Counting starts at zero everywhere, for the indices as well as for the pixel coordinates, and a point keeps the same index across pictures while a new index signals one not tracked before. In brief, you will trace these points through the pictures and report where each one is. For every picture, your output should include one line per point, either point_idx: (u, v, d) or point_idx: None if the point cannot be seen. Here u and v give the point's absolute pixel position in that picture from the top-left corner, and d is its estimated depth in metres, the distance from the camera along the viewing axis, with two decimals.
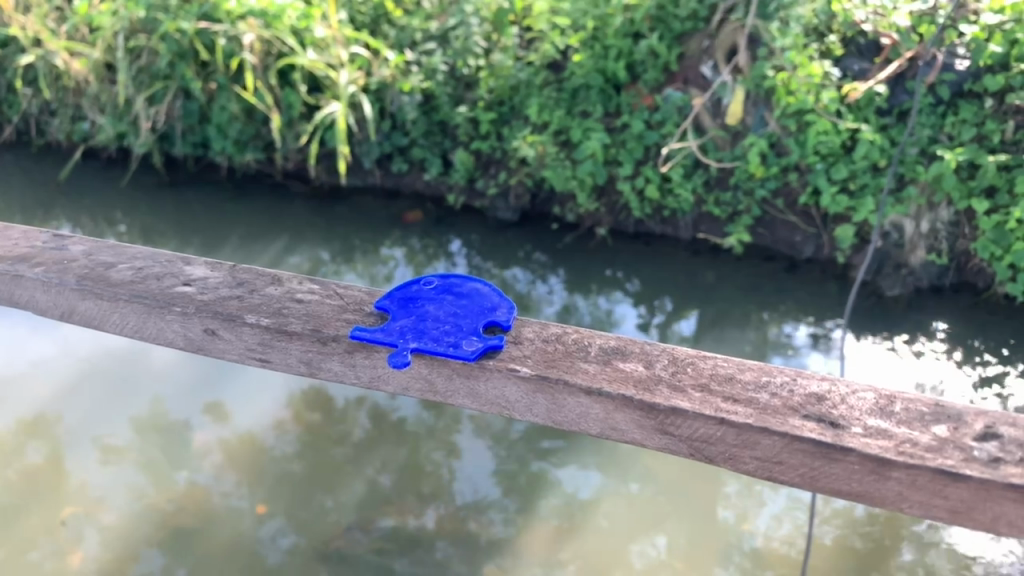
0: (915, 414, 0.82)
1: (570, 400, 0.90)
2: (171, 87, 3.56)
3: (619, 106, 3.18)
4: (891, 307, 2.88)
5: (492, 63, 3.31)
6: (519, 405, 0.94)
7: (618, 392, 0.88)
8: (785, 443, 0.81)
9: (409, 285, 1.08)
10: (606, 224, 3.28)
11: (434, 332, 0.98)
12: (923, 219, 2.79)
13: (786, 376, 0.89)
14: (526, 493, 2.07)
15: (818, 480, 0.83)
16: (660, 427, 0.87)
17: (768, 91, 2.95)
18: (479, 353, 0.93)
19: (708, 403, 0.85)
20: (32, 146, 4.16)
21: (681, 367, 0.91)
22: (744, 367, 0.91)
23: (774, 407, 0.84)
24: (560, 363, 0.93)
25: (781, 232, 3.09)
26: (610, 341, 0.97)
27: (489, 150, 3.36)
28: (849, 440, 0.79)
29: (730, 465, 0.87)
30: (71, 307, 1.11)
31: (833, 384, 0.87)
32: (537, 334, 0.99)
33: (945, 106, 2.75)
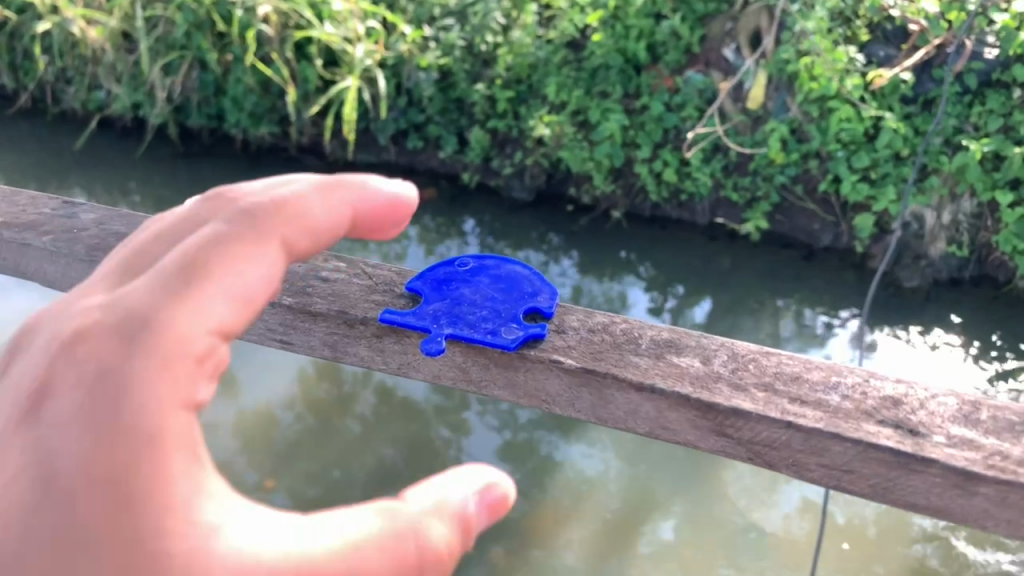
0: (1005, 423, 0.73)
1: (618, 395, 0.83)
2: (187, 57, 3.55)
3: (638, 87, 3.13)
4: (909, 298, 2.83)
5: (510, 40, 3.25)
6: (561, 399, 0.86)
7: (672, 389, 0.80)
8: (858, 451, 0.73)
9: (442, 267, 1.01)
10: (621, 207, 3.23)
11: (470, 319, 0.92)
12: (944, 211, 2.73)
13: (857, 375, 0.79)
14: (535, 471, 2.06)
15: (890, 492, 0.74)
16: (717, 429, 0.79)
17: (790, 76, 2.91)
18: (522, 340, 0.86)
19: (772, 404, 0.77)
20: (48, 114, 4.14)
21: (741, 364, 0.82)
22: (810, 365, 0.81)
23: (845, 410, 0.76)
24: (608, 355, 0.85)
25: (800, 220, 3.04)
26: (662, 332, 0.88)
27: (506, 129, 3.30)
28: (930, 451, 0.71)
29: (792, 472, 0.78)
30: (79, 279, 1.08)
31: (909, 386, 0.78)
32: (582, 323, 0.90)
33: (971, 96, 2.71)
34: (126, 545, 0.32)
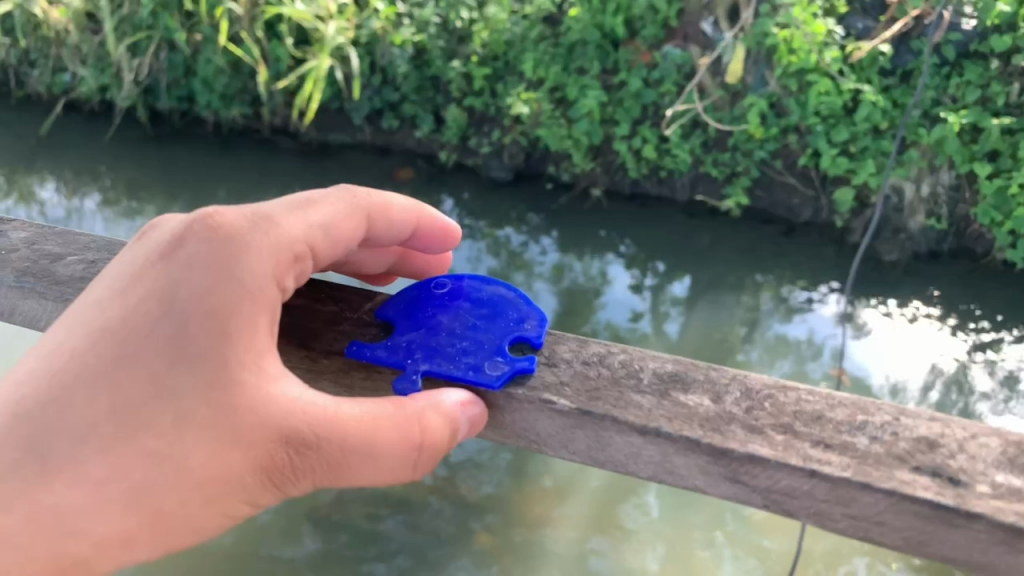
0: None
1: (618, 438, 0.77)
2: (155, 38, 3.46)
3: (616, 63, 3.08)
4: (889, 272, 2.81)
5: (485, 16, 3.17)
6: (554, 440, 0.81)
7: (682, 433, 0.74)
8: (891, 502, 0.68)
9: (416, 291, 0.92)
10: (602, 184, 3.21)
11: (447, 351, 0.84)
12: (924, 183, 2.71)
13: (886, 415, 0.74)
14: (518, 450, 2.02)
15: (926, 546, 0.69)
16: (731, 475, 0.74)
17: (769, 49, 2.85)
18: (514, 381, 0.81)
19: (793, 450, 0.71)
20: (12, 98, 4.02)
21: (756, 403, 0.76)
22: (834, 403, 0.75)
23: (875, 455, 0.70)
24: (607, 394, 0.79)
25: (779, 194, 3.02)
26: (667, 365, 0.82)
27: (482, 107, 3.25)
28: (976, 504, 0.65)
29: (814, 520, 0.73)
30: (10, 306, 1.00)
31: (945, 425, 0.72)
32: (575, 354, 0.84)
33: (949, 68, 2.69)
34: (232, 368, 0.69)
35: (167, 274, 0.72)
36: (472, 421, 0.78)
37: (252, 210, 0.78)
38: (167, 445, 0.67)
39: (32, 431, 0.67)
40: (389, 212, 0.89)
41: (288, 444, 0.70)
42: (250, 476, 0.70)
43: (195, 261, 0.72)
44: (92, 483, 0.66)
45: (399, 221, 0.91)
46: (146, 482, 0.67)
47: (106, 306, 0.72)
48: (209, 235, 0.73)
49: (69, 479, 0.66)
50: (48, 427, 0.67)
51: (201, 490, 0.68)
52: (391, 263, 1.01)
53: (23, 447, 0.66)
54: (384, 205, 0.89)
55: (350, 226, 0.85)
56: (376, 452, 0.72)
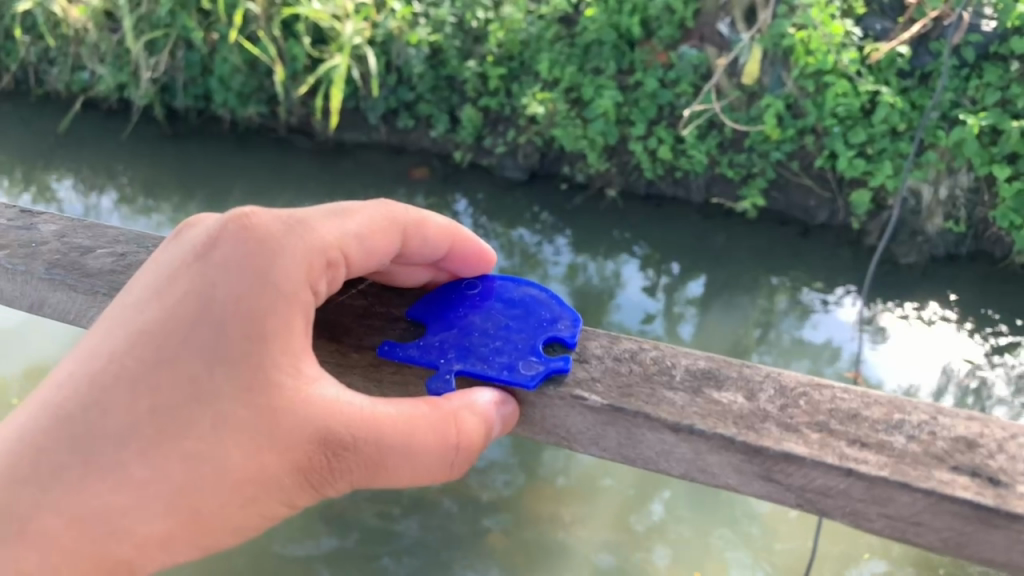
0: None
1: (650, 435, 0.77)
2: (172, 36, 3.48)
3: (632, 63, 3.07)
4: (905, 275, 2.79)
5: (501, 16, 3.17)
6: (585, 437, 0.81)
7: (716, 431, 0.74)
8: (930, 502, 0.67)
9: (447, 294, 0.91)
10: (617, 185, 3.19)
11: (480, 351, 0.83)
12: (942, 186, 2.68)
13: (924, 413, 0.73)
14: (531, 450, 2.01)
15: (964, 546, 0.69)
16: (765, 473, 0.73)
17: (786, 51, 2.84)
18: (546, 379, 0.81)
19: (829, 449, 0.71)
20: (31, 95, 4.05)
21: (791, 401, 0.75)
22: (870, 401, 0.74)
23: (913, 454, 0.70)
24: (640, 391, 0.79)
25: (795, 196, 2.99)
26: (700, 362, 0.81)
27: (498, 107, 3.25)
28: (1016, 504, 0.65)
29: (849, 520, 0.73)
30: (40, 299, 1.02)
31: (983, 424, 0.72)
32: (606, 350, 0.84)
33: (969, 70, 2.66)
34: (270, 368, 0.70)
35: (204, 275, 0.72)
36: (505, 421, 0.79)
37: (286, 213, 0.78)
38: (208, 445, 0.67)
39: (71, 433, 0.66)
40: (423, 228, 0.88)
41: (326, 443, 0.70)
42: (288, 477, 0.70)
43: (232, 262, 0.72)
44: (132, 487, 0.66)
45: (434, 239, 0.89)
46: (188, 482, 0.67)
47: (142, 308, 0.72)
48: (245, 236, 0.74)
49: (109, 481, 0.65)
50: (86, 431, 0.66)
51: (240, 491, 0.68)
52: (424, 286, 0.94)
53: (61, 449, 0.66)
54: (419, 221, 0.88)
55: (383, 239, 0.84)
56: (413, 452, 0.72)
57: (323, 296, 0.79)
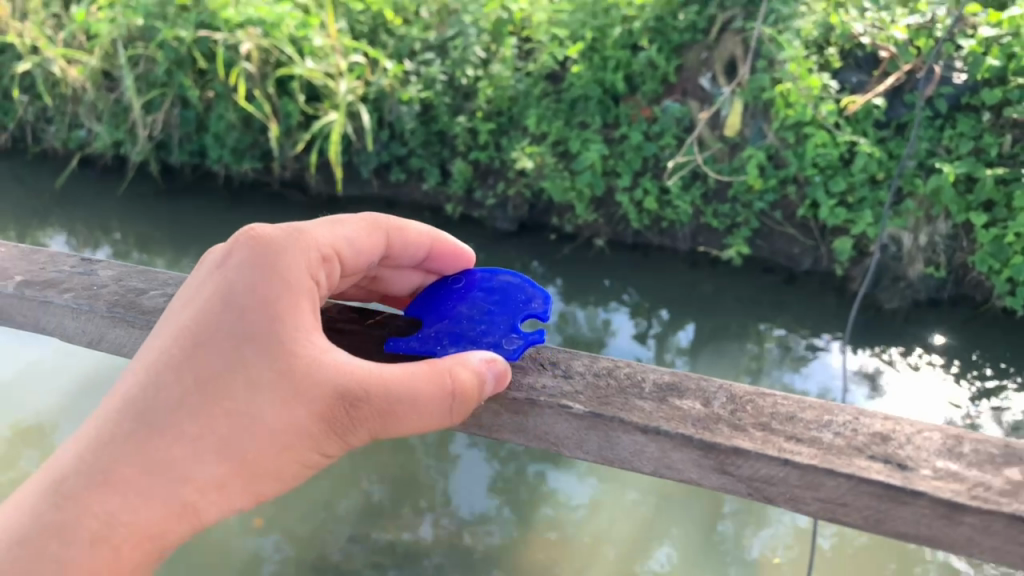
0: (985, 456, 0.77)
1: (625, 437, 0.85)
2: (168, 95, 3.59)
3: (616, 117, 3.19)
4: (889, 320, 2.88)
5: (490, 73, 3.29)
6: (571, 441, 0.89)
7: (678, 430, 0.82)
8: (851, 485, 0.76)
9: (436, 292, 1.03)
10: (604, 235, 3.29)
11: (470, 334, 0.96)
12: (921, 233, 2.79)
13: (847, 415, 0.83)
14: (523, 505, 2.04)
15: (883, 524, 0.77)
16: (719, 467, 0.82)
17: (766, 103, 2.97)
18: (524, 391, 0.89)
19: (770, 443, 0.80)
20: (27, 153, 4.12)
21: (740, 406, 0.85)
22: (804, 405, 0.85)
23: (837, 447, 0.79)
24: (615, 400, 0.87)
25: (779, 244, 3.09)
26: (665, 375, 0.91)
27: (487, 160, 3.35)
28: (919, 483, 0.74)
29: (790, 506, 0.81)
30: (99, 334, 1.09)
31: (897, 423, 0.82)
32: (588, 368, 0.93)
33: (942, 120, 2.78)
34: (287, 339, 0.81)
35: (224, 274, 0.84)
36: (499, 381, 0.86)
37: (289, 226, 0.90)
38: (243, 404, 0.79)
39: (133, 410, 0.79)
40: (403, 231, 1.01)
41: (343, 396, 0.80)
42: (315, 426, 0.80)
43: (247, 261, 0.84)
44: (186, 444, 0.78)
45: (414, 242, 1.03)
46: (230, 436, 0.79)
47: (185, 304, 0.85)
48: (258, 238, 0.86)
49: (167, 441, 0.78)
50: (144, 407, 0.79)
51: (277, 439, 0.79)
52: (414, 287, 1.10)
53: (127, 423, 0.79)
54: (399, 226, 1.02)
55: (368, 241, 0.98)
56: (420, 403, 0.81)
57: (324, 286, 0.91)
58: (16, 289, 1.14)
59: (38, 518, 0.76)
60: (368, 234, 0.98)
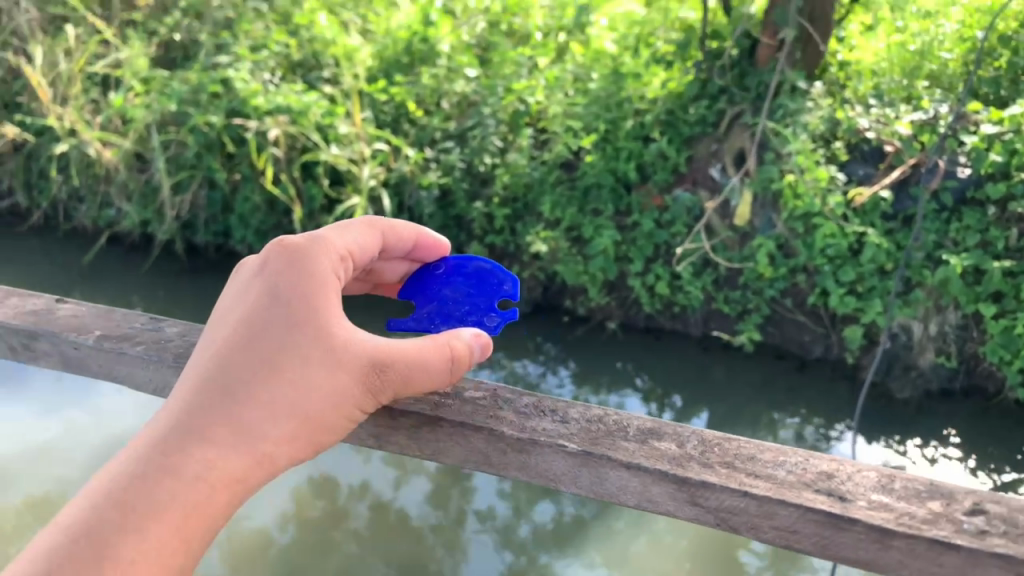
0: (912, 491, 0.94)
1: (613, 472, 1.01)
2: (197, 176, 3.75)
3: (628, 205, 3.31)
4: (901, 409, 2.92)
5: (508, 161, 3.43)
6: (566, 477, 1.04)
7: (656, 467, 0.98)
8: (800, 514, 0.92)
9: (422, 277, 1.27)
10: (617, 318, 3.38)
11: (456, 314, 1.20)
12: (931, 322, 2.84)
13: (798, 456, 1.00)
14: None
15: (828, 548, 0.93)
16: (692, 499, 0.97)
17: (775, 194, 3.08)
18: (528, 433, 1.04)
19: (734, 477, 0.96)
20: (59, 230, 4.23)
21: (709, 447, 1.01)
22: (763, 448, 1.01)
23: (790, 481, 0.95)
24: (604, 441, 1.03)
25: (790, 330, 3.16)
26: (646, 422, 1.06)
27: (503, 243, 3.47)
28: (856, 512, 0.91)
29: (751, 534, 0.97)
30: (164, 382, 1.26)
31: (839, 463, 0.98)
32: (582, 414, 1.08)
33: (948, 212, 2.88)
34: (330, 319, 0.96)
35: (266, 275, 0.98)
36: (482, 351, 1.08)
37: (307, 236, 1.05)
38: (302, 373, 0.92)
39: (204, 387, 0.91)
40: (394, 230, 1.19)
41: (382, 363, 0.96)
42: (360, 390, 0.96)
43: (285, 263, 0.99)
44: (258, 409, 0.90)
45: (403, 236, 1.21)
46: (294, 399, 0.91)
47: (229, 308, 0.97)
48: (287, 246, 1.01)
49: (243, 408, 0.90)
50: (214, 383, 0.91)
51: (331, 401, 0.94)
52: (403, 274, 1.28)
53: (200, 398, 0.90)
54: (391, 226, 1.19)
55: (370, 239, 1.14)
56: (434, 366, 1.00)
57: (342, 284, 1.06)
58: (93, 341, 1.31)
59: (115, 495, 0.83)
60: (369, 240, 1.14)
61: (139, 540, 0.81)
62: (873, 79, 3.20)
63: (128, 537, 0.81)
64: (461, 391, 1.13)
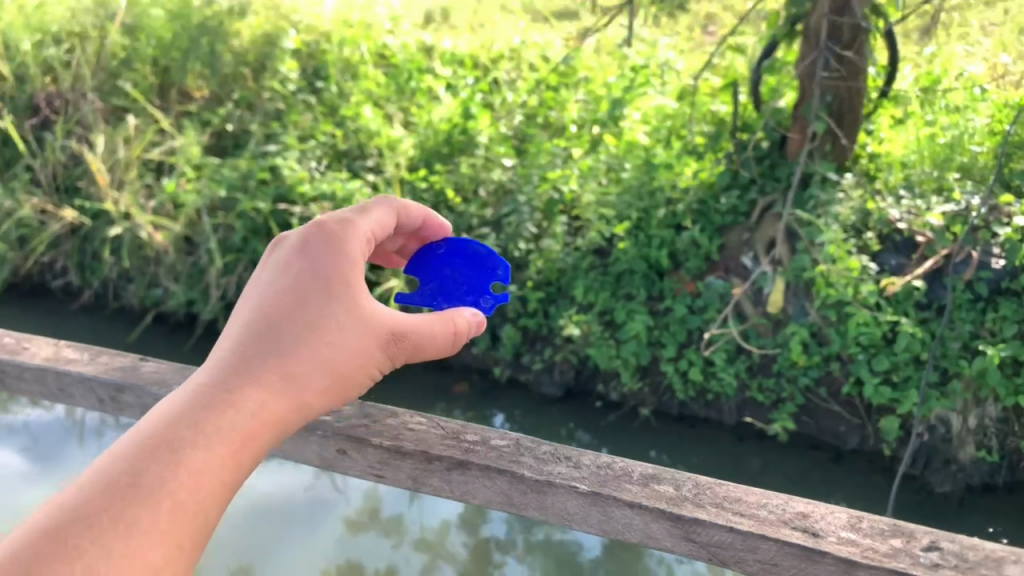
0: (876, 529, 1.19)
1: (617, 511, 1.26)
2: (242, 260, 3.92)
3: (661, 290, 3.38)
4: (942, 504, 2.99)
5: (542, 247, 3.53)
6: (578, 516, 1.29)
7: (655, 505, 1.23)
8: (778, 547, 1.17)
9: (422, 255, 1.40)
10: (649, 404, 3.43)
11: (456, 293, 1.37)
12: (970, 415, 2.89)
13: (779, 499, 1.25)
14: None
15: None
16: (686, 534, 1.22)
17: (807, 282, 3.12)
18: (546, 476, 1.30)
19: (722, 515, 1.22)
20: (107, 308, 4.38)
21: (703, 490, 1.27)
22: (748, 492, 1.27)
23: (770, 520, 1.21)
24: (610, 482, 1.28)
25: (825, 420, 3.19)
26: (647, 469, 1.32)
27: (536, 326, 3.55)
28: (826, 545, 1.16)
29: (738, 566, 1.21)
30: None
31: (814, 505, 1.24)
32: (593, 461, 1.34)
33: (983, 303, 2.92)
34: (361, 293, 1.06)
35: (305, 249, 1.06)
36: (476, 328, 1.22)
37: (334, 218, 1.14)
38: (338, 337, 1.01)
39: (252, 343, 0.97)
40: (403, 211, 1.32)
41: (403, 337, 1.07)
42: (382, 358, 1.06)
43: (321, 240, 1.07)
44: (302, 365, 0.98)
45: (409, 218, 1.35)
46: (332, 360, 1.00)
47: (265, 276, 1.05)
48: (319, 225, 1.10)
49: (287, 363, 0.97)
50: (261, 340, 0.98)
51: (361, 363, 1.03)
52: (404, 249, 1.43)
53: (249, 352, 0.97)
54: (399, 207, 1.31)
55: (385, 220, 1.23)
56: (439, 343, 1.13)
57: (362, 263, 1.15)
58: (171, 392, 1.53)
59: (176, 425, 0.88)
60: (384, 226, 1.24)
61: (203, 457, 0.86)
62: (904, 172, 3.25)
63: (198, 453, 0.86)
64: (488, 440, 1.39)
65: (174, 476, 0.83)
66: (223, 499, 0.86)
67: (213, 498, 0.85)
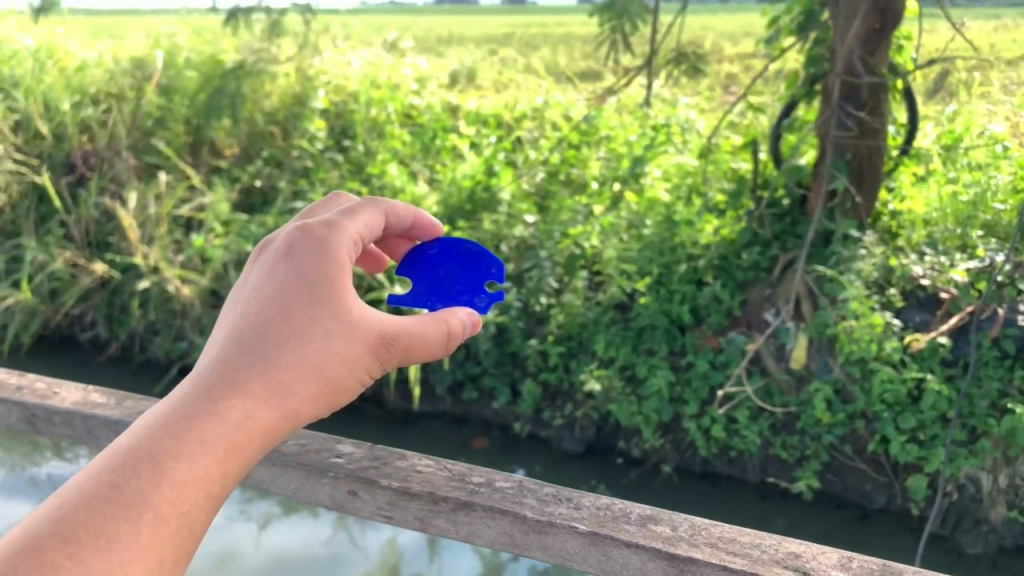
0: (867, 568, 1.23)
1: (615, 550, 1.26)
2: None
3: (682, 346, 3.39)
4: (974, 566, 2.92)
5: (563, 301, 3.54)
6: (577, 556, 1.30)
7: (651, 544, 1.24)
8: None
9: (415, 256, 1.37)
10: (671, 461, 3.40)
11: (450, 293, 1.35)
12: (1000, 474, 2.82)
13: (772, 540, 1.28)
14: None
15: None
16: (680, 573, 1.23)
17: (830, 339, 3.10)
18: (547, 516, 1.31)
19: (715, 554, 1.23)
20: (133, 360, 4.43)
21: (698, 530, 1.29)
22: (742, 533, 1.29)
23: (763, 559, 1.23)
24: (609, 523, 1.30)
25: (850, 479, 3.14)
26: (646, 510, 1.34)
27: (556, 380, 3.56)
28: None
29: None
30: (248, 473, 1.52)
31: (806, 546, 1.27)
32: (593, 503, 1.35)
33: (1011, 359, 2.90)
34: (351, 296, 1.03)
35: (291, 253, 1.03)
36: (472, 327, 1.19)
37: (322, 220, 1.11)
38: (327, 341, 0.98)
39: (237, 350, 0.95)
40: (392, 209, 1.28)
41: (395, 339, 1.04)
42: (374, 362, 1.03)
43: (308, 245, 1.05)
44: (290, 372, 0.95)
45: (400, 216, 1.32)
46: (321, 365, 0.97)
47: (251, 281, 1.03)
48: (307, 227, 1.08)
49: (275, 371, 0.95)
50: (247, 347, 0.95)
51: (351, 368, 1.00)
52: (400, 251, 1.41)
53: (234, 360, 0.94)
54: (388, 205, 1.27)
55: (374, 220, 1.20)
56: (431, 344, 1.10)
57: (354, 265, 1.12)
58: None
59: (157, 437, 0.85)
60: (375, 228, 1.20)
61: (186, 469, 0.84)
62: (927, 229, 3.26)
63: (178, 466, 0.84)
64: (493, 482, 1.40)
65: (156, 489, 0.81)
66: (207, 507, 0.85)
67: (196, 512, 0.83)
